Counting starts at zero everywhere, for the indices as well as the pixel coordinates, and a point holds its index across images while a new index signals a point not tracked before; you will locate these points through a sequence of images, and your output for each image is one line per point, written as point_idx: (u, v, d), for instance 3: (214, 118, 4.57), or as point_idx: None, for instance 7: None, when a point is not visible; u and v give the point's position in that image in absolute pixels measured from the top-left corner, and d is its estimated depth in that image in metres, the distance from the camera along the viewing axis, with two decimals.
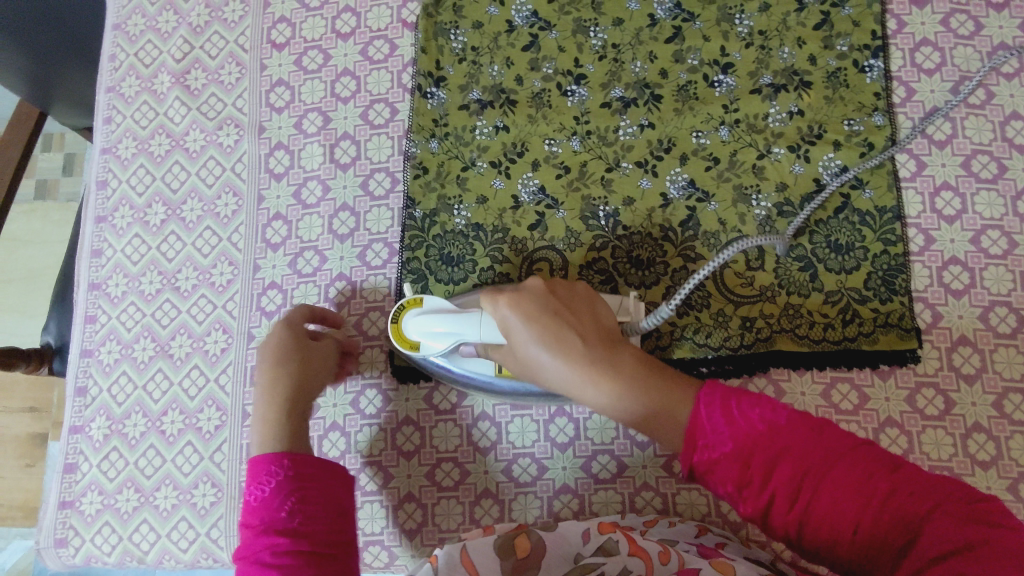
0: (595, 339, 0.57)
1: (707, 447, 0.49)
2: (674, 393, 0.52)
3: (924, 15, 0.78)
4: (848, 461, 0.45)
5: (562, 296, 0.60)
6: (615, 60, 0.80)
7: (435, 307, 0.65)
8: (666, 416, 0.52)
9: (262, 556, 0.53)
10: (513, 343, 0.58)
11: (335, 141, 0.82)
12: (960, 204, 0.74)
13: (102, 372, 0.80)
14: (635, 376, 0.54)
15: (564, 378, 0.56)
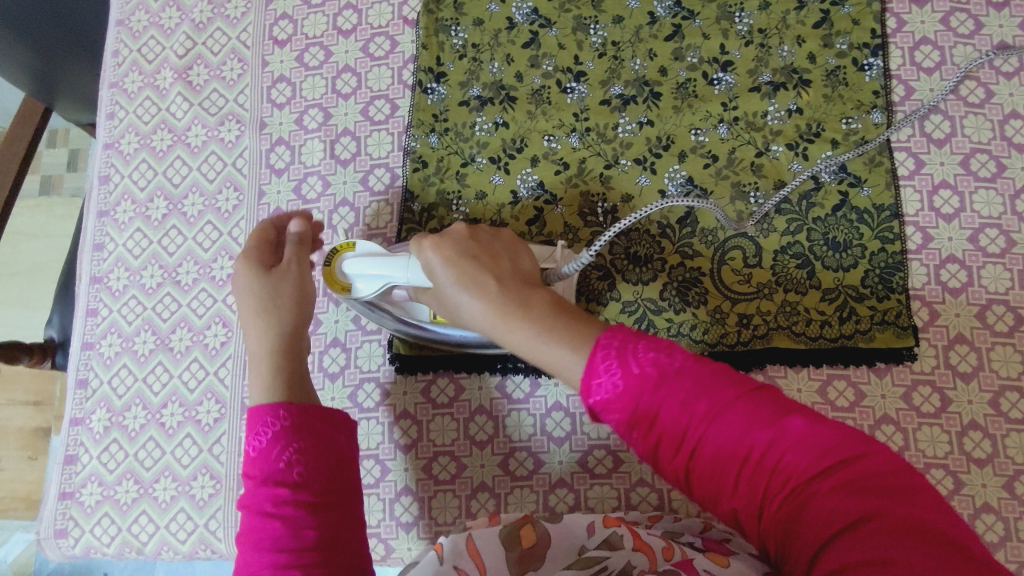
0: (508, 281, 0.56)
1: (597, 391, 0.46)
2: (575, 330, 0.50)
3: (925, 14, 0.78)
4: (745, 416, 0.43)
5: (484, 243, 0.61)
6: (615, 58, 0.80)
7: (367, 250, 0.66)
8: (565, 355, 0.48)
9: (264, 505, 0.55)
10: (435, 287, 0.60)
11: (336, 136, 0.82)
12: (959, 202, 0.74)
13: (103, 364, 0.80)
14: (538, 316, 0.52)
15: (478, 319, 0.56)
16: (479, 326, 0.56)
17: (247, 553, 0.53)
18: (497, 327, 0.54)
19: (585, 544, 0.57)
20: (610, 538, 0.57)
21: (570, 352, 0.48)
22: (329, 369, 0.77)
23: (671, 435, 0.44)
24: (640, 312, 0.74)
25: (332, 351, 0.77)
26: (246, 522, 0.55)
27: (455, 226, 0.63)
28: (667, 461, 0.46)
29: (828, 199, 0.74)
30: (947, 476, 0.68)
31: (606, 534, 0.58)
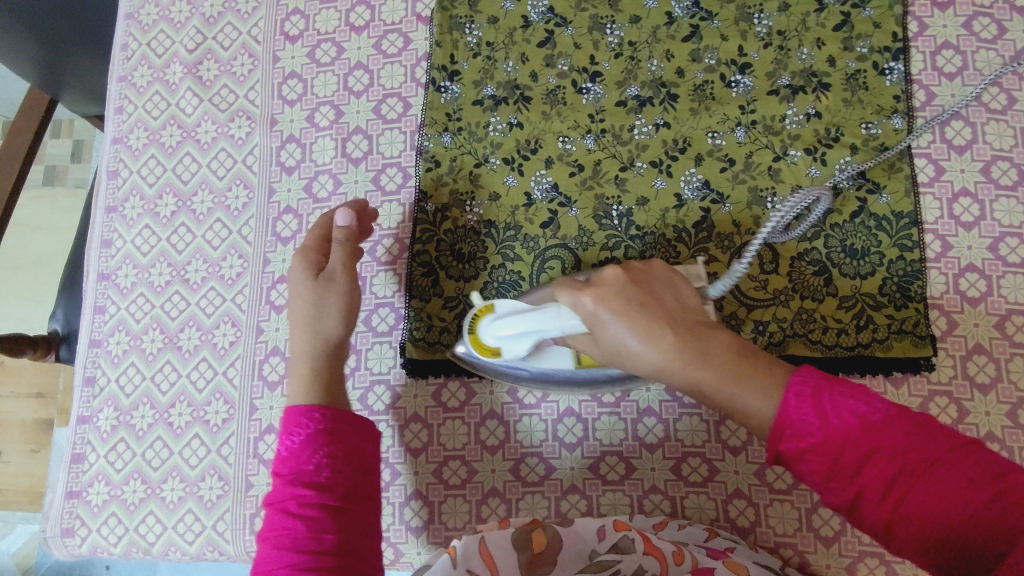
0: (686, 324, 0.53)
1: (791, 438, 0.44)
2: (766, 372, 0.48)
3: (947, 18, 0.77)
4: (956, 469, 0.39)
5: (645, 282, 0.57)
6: (631, 58, 0.79)
7: (509, 309, 0.64)
8: (755, 400, 0.47)
9: (288, 503, 0.54)
10: (602, 334, 0.56)
11: (347, 135, 0.81)
12: (979, 210, 0.73)
13: (111, 363, 0.79)
14: (727, 362, 0.49)
15: (653, 367, 0.53)
16: (654, 373, 0.53)
17: (266, 550, 0.52)
18: (680, 376, 0.51)
19: (595, 549, 0.57)
20: (621, 542, 0.57)
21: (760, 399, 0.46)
22: None
23: (879, 487, 0.41)
24: None
25: None
26: (269, 518, 0.54)
27: (606, 267, 0.58)
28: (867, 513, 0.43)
29: (846, 206, 0.73)
30: None
31: (616, 539, 0.58)
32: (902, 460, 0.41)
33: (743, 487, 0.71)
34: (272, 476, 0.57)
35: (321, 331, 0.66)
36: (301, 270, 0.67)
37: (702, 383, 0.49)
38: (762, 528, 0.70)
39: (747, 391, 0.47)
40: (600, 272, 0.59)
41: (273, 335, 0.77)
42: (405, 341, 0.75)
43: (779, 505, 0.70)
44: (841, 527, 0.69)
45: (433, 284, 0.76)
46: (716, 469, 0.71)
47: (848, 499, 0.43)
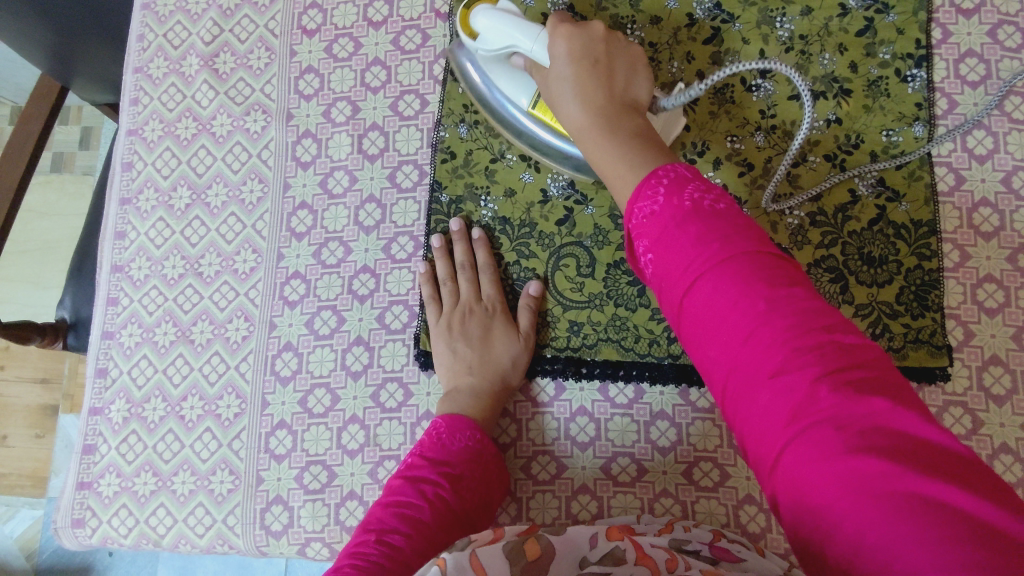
0: (613, 103, 0.58)
1: (637, 209, 0.49)
2: (652, 159, 0.52)
3: (971, 25, 0.76)
4: (757, 279, 0.42)
5: (614, 49, 0.60)
6: (652, 59, 0.79)
7: (506, 8, 0.67)
8: (625, 169, 0.53)
9: (420, 487, 0.64)
10: (552, 72, 0.61)
11: (363, 131, 0.81)
12: (999, 221, 0.72)
13: (123, 354, 0.79)
14: (623, 136, 0.55)
15: (571, 120, 0.59)
16: (571, 128, 0.59)
17: (383, 512, 0.61)
18: (584, 135, 0.57)
19: (586, 555, 0.56)
20: (613, 551, 0.56)
21: (631, 172, 0.52)
22: (352, 368, 0.76)
23: (681, 266, 0.45)
24: (670, 320, 0.74)
25: (355, 350, 0.76)
26: (398, 484, 0.65)
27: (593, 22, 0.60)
28: (667, 295, 0.47)
29: (865, 214, 0.73)
30: None
31: (608, 548, 0.57)
32: (711, 258, 0.44)
33: (755, 492, 0.71)
34: (415, 456, 0.68)
35: (516, 382, 0.74)
36: (504, 324, 0.74)
37: (595, 146, 0.56)
38: (773, 534, 0.70)
39: (623, 168, 0.53)
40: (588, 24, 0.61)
41: (286, 331, 0.77)
42: (420, 334, 0.76)
43: None
44: None
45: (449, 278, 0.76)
46: (728, 474, 0.71)
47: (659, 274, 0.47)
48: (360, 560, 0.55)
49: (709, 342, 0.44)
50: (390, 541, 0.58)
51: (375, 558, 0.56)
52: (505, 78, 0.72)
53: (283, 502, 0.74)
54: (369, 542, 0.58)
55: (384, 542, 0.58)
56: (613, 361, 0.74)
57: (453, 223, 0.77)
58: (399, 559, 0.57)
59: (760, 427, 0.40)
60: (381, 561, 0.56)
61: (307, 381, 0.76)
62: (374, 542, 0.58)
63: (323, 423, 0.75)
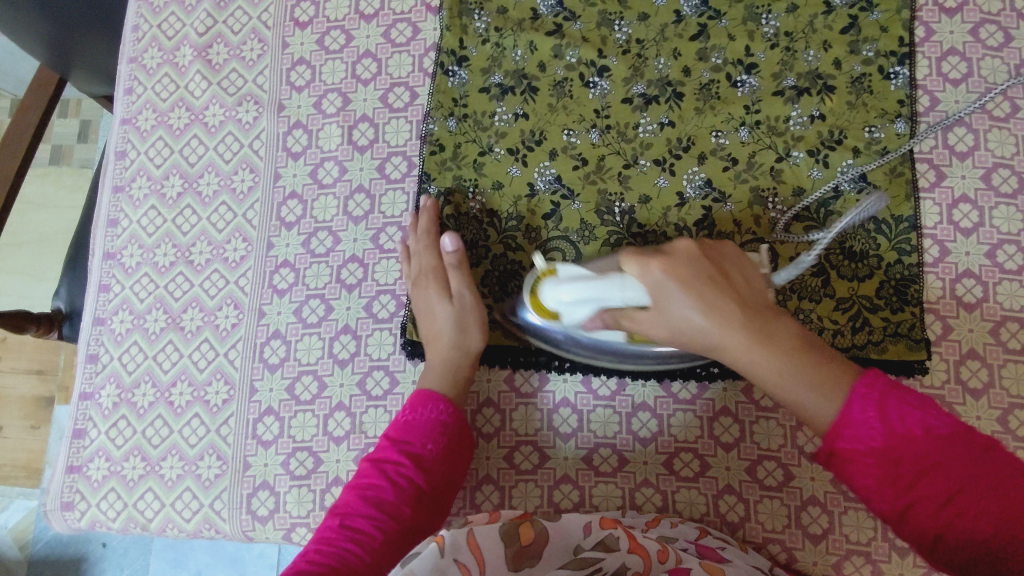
0: (755, 309, 0.57)
1: (843, 434, 0.50)
2: (826, 373, 0.53)
3: (954, 24, 0.77)
4: (979, 469, 0.47)
5: (715, 259, 0.59)
6: (639, 55, 0.80)
7: (571, 274, 0.63)
8: (813, 397, 0.53)
9: (387, 466, 0.66)
10: (665, 313, 0.57)
11: (354, 123, 0.82)
12: (978, 217, 0.73)
13: (113, 340, 0.80)
14: (792, 347, 0.55)
15: (715, 340, 0.56)
16: (718, 350, 0.57)
17: (351, 495, 0.64)
18: (742, 357, 0.56)
19: (581, 542, 0.58)
20: (606, 539, 0.57)
21: (825, 399, 0.52)
22: (339, 356, 0.77)
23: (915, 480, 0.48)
24: None
25: (342, 338, 0.77)
26: (366, 468, 0.66)
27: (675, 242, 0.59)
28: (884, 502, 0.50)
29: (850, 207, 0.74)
30: None
31: (602, 535, 0.58)
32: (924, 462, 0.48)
33: (734, 482, 0.72)
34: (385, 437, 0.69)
35: (467, 343, 0.72)
36: (452, 287, 0.74)
37: (758, 359, 0.55)
38: (752, 524, 0.71)
39: (803, 385, 0.53)
40: (671, 244, 0.60)
41: (274, 319, 0.78)
42: (406, 325, 0.77)
43: (769, 501, 0.71)
44: (829, 525, 0.70)
45: None
46: (708, 464, 0.72)
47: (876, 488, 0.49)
48: (329, 547, 0.58)
49: (941, 536, 0.47)
50: (357, 526, 0.61)
51: (343, 544, 0.59)
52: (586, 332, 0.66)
53: (269, 487, 0.74)
54: (337, 526, 0.61)
55: (349, 526, 0.61)
56: None
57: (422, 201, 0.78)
58: (365, 544, 0.60)
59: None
60: (343, 549, 0.58)
61: (294, 368, 0.77)
62: (340, 528, 0.61)
63: (310, 410, 0.76)
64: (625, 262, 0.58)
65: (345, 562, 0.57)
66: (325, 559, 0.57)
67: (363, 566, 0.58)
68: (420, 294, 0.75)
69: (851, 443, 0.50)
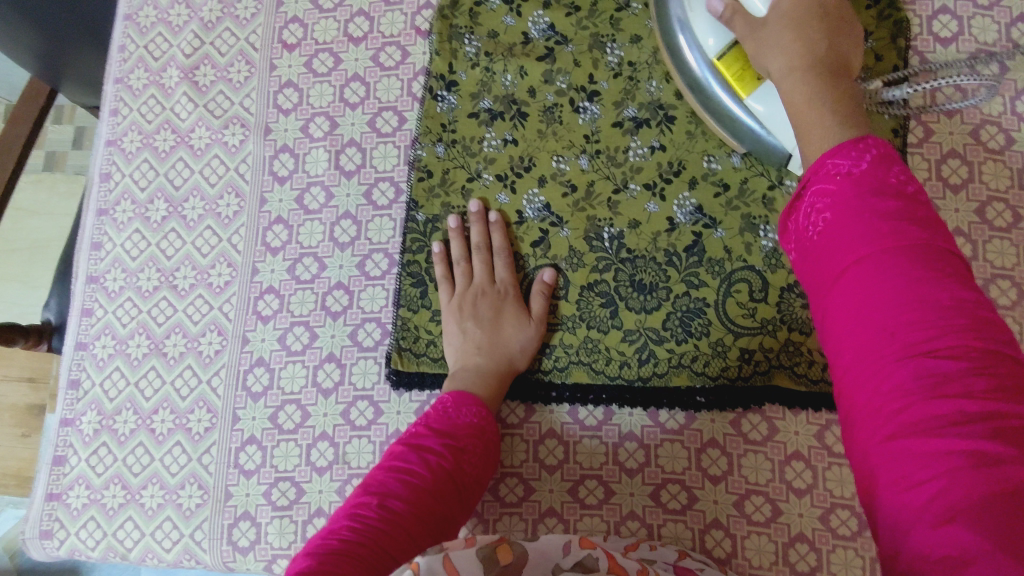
0: (830, 66, 0.54)
1: (838, 168, 0.46)
2: (860, 128, 0.51)
3: (949, 54, 0.76)
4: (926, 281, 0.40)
5: (835, 11, 0.57)
6: (631, 79, 0.78)
7: None
8: (835, 130, 0.50)
9: (424, 453, 0.63)
10: (764, 32, 0.58)
11: (341, 147, 0.81)
12: (971, 251, 0.72)
13: (95, 366, 0.80)
14: (840, 95, 0.53)
15: (782, 70, 0.56)
16: (776, 79, 0.56)
17: (383, 476, 0.61)
18: (799, 98, 0.54)
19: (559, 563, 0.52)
20: (584, 560, 0.53)
21: (836, 134, 0.50)
22: (323, 385, 0.76)
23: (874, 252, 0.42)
24: (641, 342, 0.73)
25: (327, 367, 0.76)
26: (399, 452, 0.64)
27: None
28: (817, 251, 0.45)
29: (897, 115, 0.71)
30: None
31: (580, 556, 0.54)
32: (899, 243, 0.41)
33: (721, 517, 0.71)
34: (421, 423, 0.67)
35: (521, 365, 0.73)
36: (516, 308, 0.74)
37: (806, 91, 0.53)
38: (738, 560, 0.70)
39: (829, 130, 0.51)
40: None
41: (258, 346, 0.77)
42: (392, 349, 0.75)
43: (755, 538, 0.70)
44: (817, 563, 0.69)
45: (421, 295, 0.77)
46: (695, 497, 0.71)
47: (825, 232, 0.44)
48: (354, 522, 0.55)
49: (848, 333, 0.42)
50: (388, 506, 0.58)
51: (370, 520, 0.55)
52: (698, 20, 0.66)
53: (250, 517, 0.73)
54: (368, 505, 0.57)
55: (381, 503, 0.58)
56: (583, 383, 0.74)
57: (473, 205, 0.76)
58: (394, 523, 0.56)
59: (881, 416, 0.39)
60: (373, 524, 0.55)
61: (278, 397, 0.76)
62: (373, 505, 0.57)
63: (293, 439, 0.75)
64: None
65: (370, 535, 0.53)
66: (350, 533, 0.53)
67: (390, 542, 0.54)
68: (487, 303, 0.74)
69: (834, 175, 0.46)
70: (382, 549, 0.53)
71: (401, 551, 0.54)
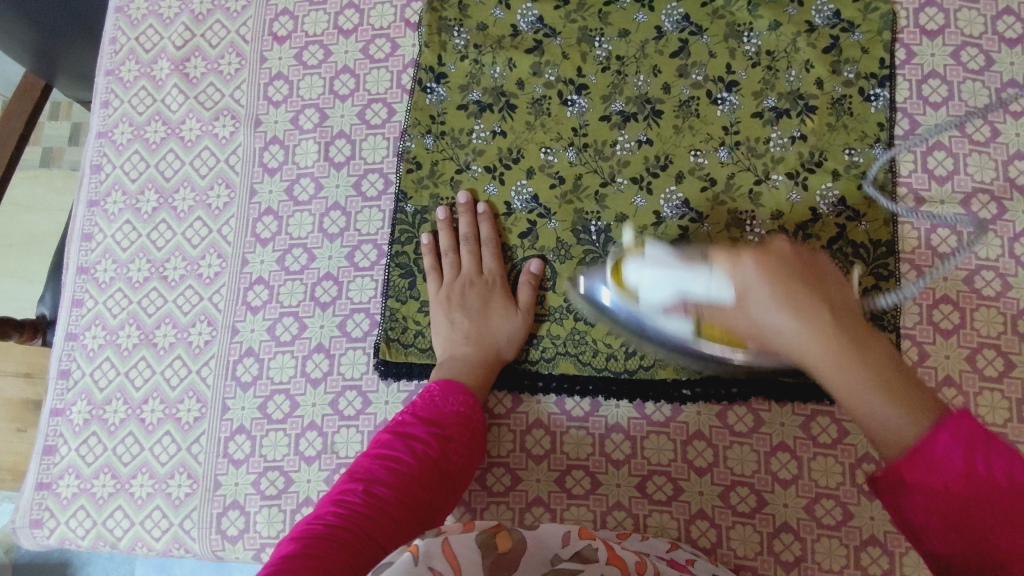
0: (857, 326, 0.48)
1: (920, 474, 0.41)
2: (909, 396, 0.44)
3: (935, 47, 0.76)
4: None
5: (808, 260, 0.52)
6: (618, 72, 0.79)
7: (656, 254, 0.62)
8: (905, 422, 0.43)
9: (410, 441, 0.64)
10: (746, 312, 0.51)
11: (331, 139, 0.81)
12: (956, 242, 0.73)
13: (86, 356, 0.80)
14: (882, 371, 0.46)
15: (792, 344, 0.48)
16: (786, 349, 0.49)
17: (369, 463, 0.61)
18: (850, 396, 0.46)
19: (557, 553, 0.50)
20: (583, 550, 0.51)
21: (908, 423, 0.43)
22: (312, 375, 0.76)
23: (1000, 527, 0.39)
24: None
25: (315, 357, 0.76)
26: (385, 440, 0.64)
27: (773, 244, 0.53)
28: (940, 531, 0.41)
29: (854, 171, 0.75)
30: None
31: (579, 546, 0.52)
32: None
33: (706, 507, 0.71)
34: (407, 412, 0.67)
35: (508, 356, 0.74)
36: (503, 299, 0.74)
37: (852, 381, 0.46)
38: (724, 549, 0.70)
39: (898, 409, 0.44)
40: (770, 242, 0.54)
41: (247, 336, 0.78)
42: (380, 341, 0.76)
43: (741, 527, 0.70)
44: (802, 552, 0.69)
45: (410, 287, 0.77)
46: (681, 488, 0.72)
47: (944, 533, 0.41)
48: (340, 509, 0.55)
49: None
50: (374, 493, 0.58)
51: (356, 506, 0.56)
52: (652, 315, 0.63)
53: (239, 506, 0.74)
54: (354, 491, 0.57)
55: (366, 491, 0.58)
56: (570, 375, 0.74)
57: (462, 196, 0.77)
58: (380, 509, 0.56)
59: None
60: (358, 510, 0.55)
61: (267, 387, 0.76)
62: (359, 492, 0.57)
63: (281, 429, 0.75)
64: (717, 258, 0.53)
65: (355, 521, 0.54)
66: (336, 519, 0.53)
67: (375, 528, 0.54)
68: (475, 294, 0.75)
69: (920, 484, 0.41)
70: (367, 534, 0.53)
71: (386, 537, 0.54)
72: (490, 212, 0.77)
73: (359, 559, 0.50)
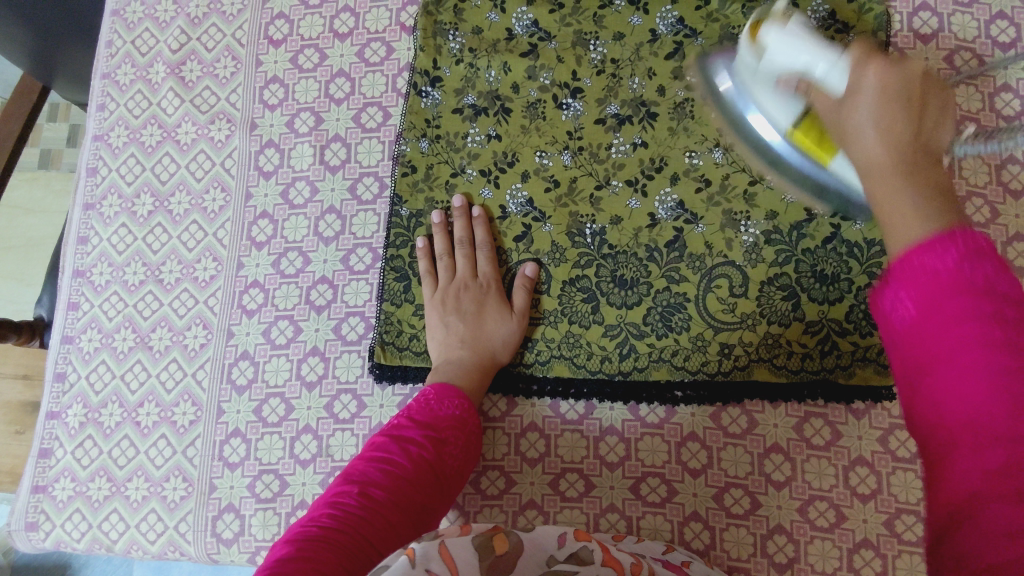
0: (921, 148, 0.45)
1: (915, 261, 0.37)
2: (955, 215, 0.40)
3: (928, 51, 0.77)
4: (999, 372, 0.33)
5: (938, 94, 0.47)
6: (613, 75, 0.79)
7: (799, 27, 0.60)
8: (921, 221, 0.39)
9: (404, 443, 0.64)
10: (846, 112, 0.49)
11: (326, 142, 0.81)
12: None
13: (81, 359, 0.80)
14: (934, 187, 0.42)
15: (862, 156, 0.46)
16: (855, 160, 0.47)
17: (364, 465, 0.61)
18: (882, 190, 0.44)
19: (553, 554, 0.49)
20: (579, 552, 0.50)
21: (922, 220, 0.39)
22: (307, 378, 0.76)
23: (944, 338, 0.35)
24: (622, 337, 0.74)
25: (311, 360, 0.77)
26: (380, 442, 0.64)
27: (912, 58, 0.48)
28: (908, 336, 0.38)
29: None
30: (919, 523, 0.68)
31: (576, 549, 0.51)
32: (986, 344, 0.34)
33: (701, 510, 0.71)
34: (402, 414, 0.67)
35: (504, 359, 0.74)
36: (498, 302, 0.75)
37: (887, 184, 0.43)
38: (717, 552, 0.70)
39: (912, 215, 0.40)
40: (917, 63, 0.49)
41: (242, 339, 0.78)
42: (374, 345, 0.76)
43: (735, 530, 0.70)
44: (795, 554, 0.69)
45: (405, 290, 0.77)
46: (675, 490, 0.72)
47: (912, 328, 0.36)
48: (335, 510, 0.55)
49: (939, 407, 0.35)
50: (369, 494, 0.58)
51: (351, 508, 0.56)
52: (766, 92, 0.63)
53: (234, 509, 0.74)
54: (348, 493, 0.57)
55: (361, 492, 0.58)
56: (565, 377, 0.74)
57: (456, 199, 0.77)
58: (375, 510, 0.56)
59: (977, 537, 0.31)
60: (353, 511, 0.55)
61: (262, 390, 0.77)
62: (354, 494, 0.57)
63: (277, 432, 0.75)
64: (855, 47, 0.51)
65: (351, 523, 0.54)
66: (331, 520, 0.54)
67: (370, 529, 0.54)
68: (469, 298, 0.74)
69: (919, 271, 0.37)
70: (362, 536, 0.53)
71: (382, 539, 0.55)
72: (482, 214, 0.77)
73: (354, 561, 0.50)
